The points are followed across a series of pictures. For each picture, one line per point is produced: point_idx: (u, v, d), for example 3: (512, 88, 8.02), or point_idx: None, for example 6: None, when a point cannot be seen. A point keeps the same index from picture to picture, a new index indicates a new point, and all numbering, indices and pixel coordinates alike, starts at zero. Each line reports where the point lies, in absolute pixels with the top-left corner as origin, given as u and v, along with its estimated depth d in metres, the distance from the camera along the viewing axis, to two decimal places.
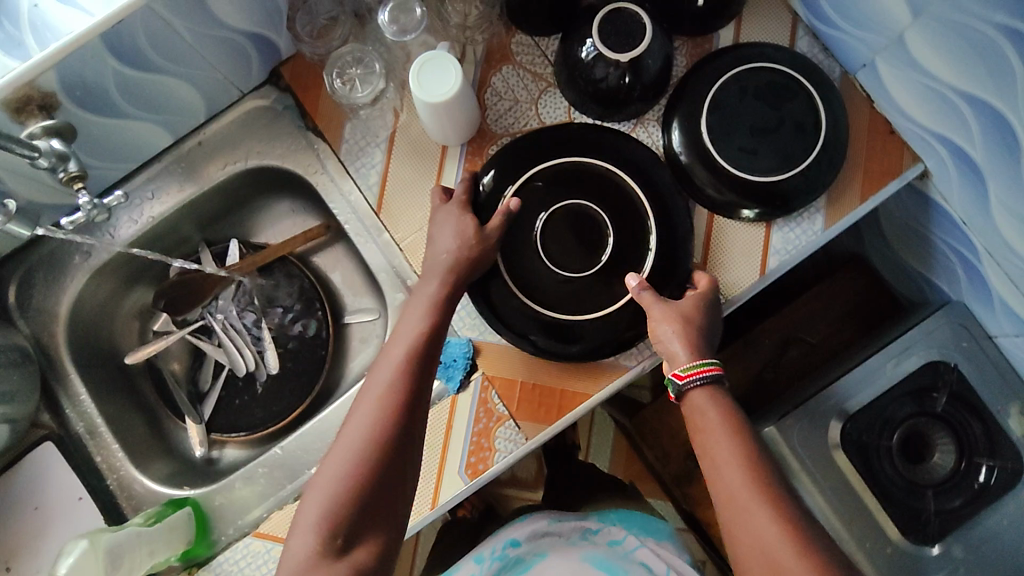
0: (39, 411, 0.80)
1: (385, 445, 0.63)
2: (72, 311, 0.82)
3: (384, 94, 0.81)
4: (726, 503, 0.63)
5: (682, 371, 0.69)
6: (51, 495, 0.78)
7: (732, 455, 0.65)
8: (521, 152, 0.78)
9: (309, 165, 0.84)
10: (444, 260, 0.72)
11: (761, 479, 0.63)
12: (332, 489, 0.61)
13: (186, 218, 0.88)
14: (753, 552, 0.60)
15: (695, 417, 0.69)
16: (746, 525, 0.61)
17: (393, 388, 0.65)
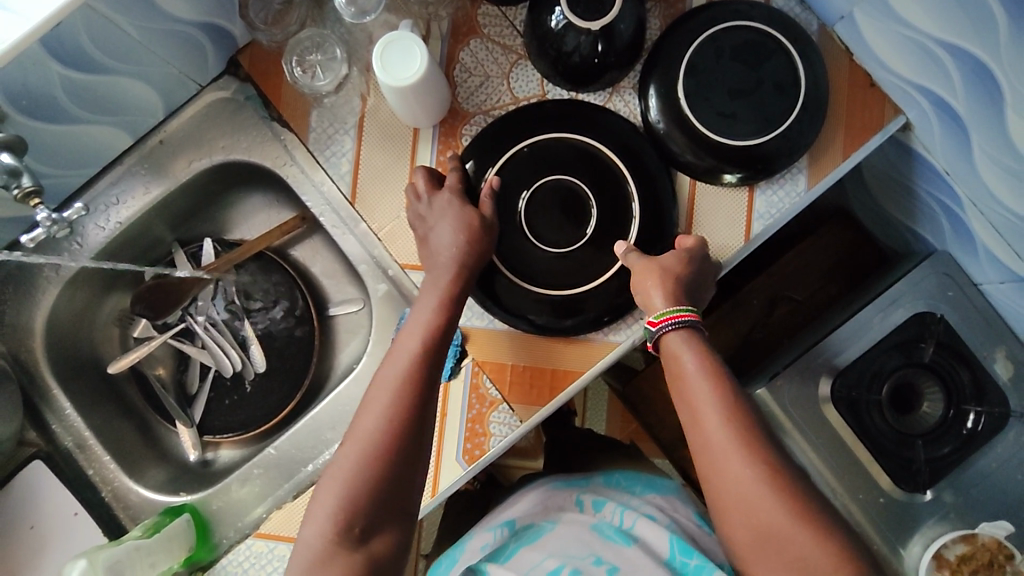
0: (25, 429, 0.79)
1: (402, 436, 0.61)
2: (46, 326, 0.80)
3: (349, 79, 0.77)
4: (702, 448, 0.62)
5: (654, 318, 0.68)
6: (46, 513, 0.77)
7: (710, 401, 0.63)
8: (496, 133, 0.76)
9: (278, 157, 0.82)
10: (452, 256, 0.70)
11: (741, 421, 0.62)
12: (349, 482, 0.59)
13: (154, 221, 0.85)
14: (729, 497, 0.59)
15: (671, 363, 0.66)
16: (720, 473, 0.60)
17: (406, 380, 0.64)
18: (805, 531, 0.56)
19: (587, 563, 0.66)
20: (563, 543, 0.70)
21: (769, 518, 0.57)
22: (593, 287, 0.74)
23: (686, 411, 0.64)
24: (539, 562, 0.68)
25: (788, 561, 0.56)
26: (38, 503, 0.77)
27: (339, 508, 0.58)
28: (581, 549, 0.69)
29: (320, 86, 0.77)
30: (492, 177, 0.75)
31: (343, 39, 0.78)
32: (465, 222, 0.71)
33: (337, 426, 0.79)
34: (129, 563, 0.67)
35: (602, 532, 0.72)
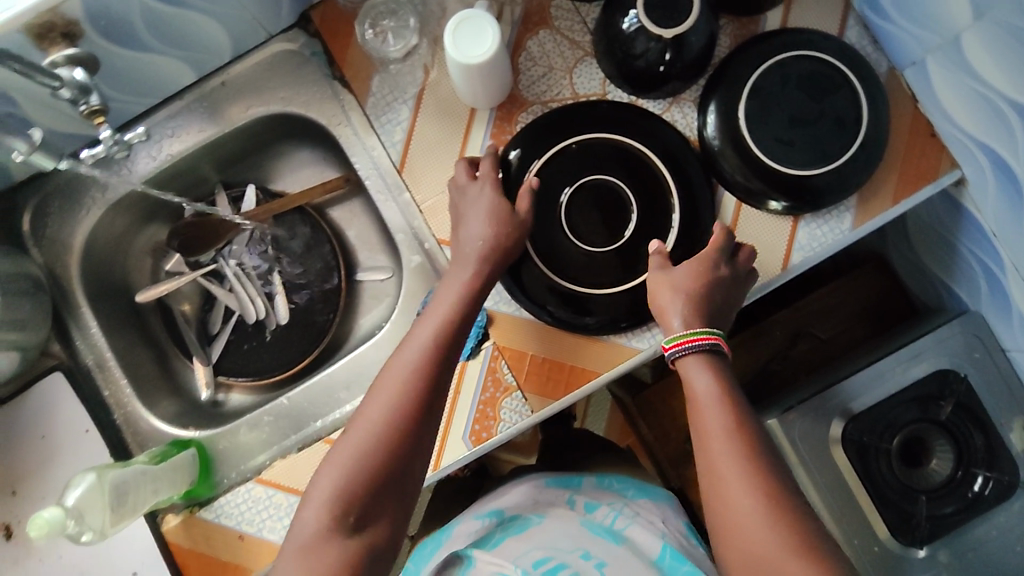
0: (51, 342, 0.79)
1: (406, 422, 0.62)
2: (85, 244, 0.82)
3: (416, 50, 0.79)
4: (707, 473, 0.62)
5: (666, 342, 0.68)
6: (58, 426, 0.75)
7: (720, 426, 0.63)
8: (551, 125, 0.77)
9: (333, 116, 0.82)
10: (478, 247, 0.70)
11: (749, 451, 0.61)
12: (349, 464, 0.60)
13: (203, 160, 0.87)
14: (730, 523, 0.59)
15: (687, 386, 0.66)
16: (726, 500, 0.60)
17: (415, 374, 0.64)
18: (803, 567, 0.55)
19: (575, 557, 0.66)
20: (553, 537, 0.70)
21: (769, 550, 0.56)
22: (618, 291, 0.74)
23: (696, 436, 0.65)
24: (526, 552, 0.67)
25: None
26: (46, 414, 0.75)
27: (337, 490, 0.59)
28: (570, 544, 0.69)
29: (388, 53, 0.78)
30: (536, 170, 0.75)
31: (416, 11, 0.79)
32: (495, 218, 0.71)
33: (350, 386, 0.79)
34: (135, 485, 0.66)
35: (593, 531, 0.72)
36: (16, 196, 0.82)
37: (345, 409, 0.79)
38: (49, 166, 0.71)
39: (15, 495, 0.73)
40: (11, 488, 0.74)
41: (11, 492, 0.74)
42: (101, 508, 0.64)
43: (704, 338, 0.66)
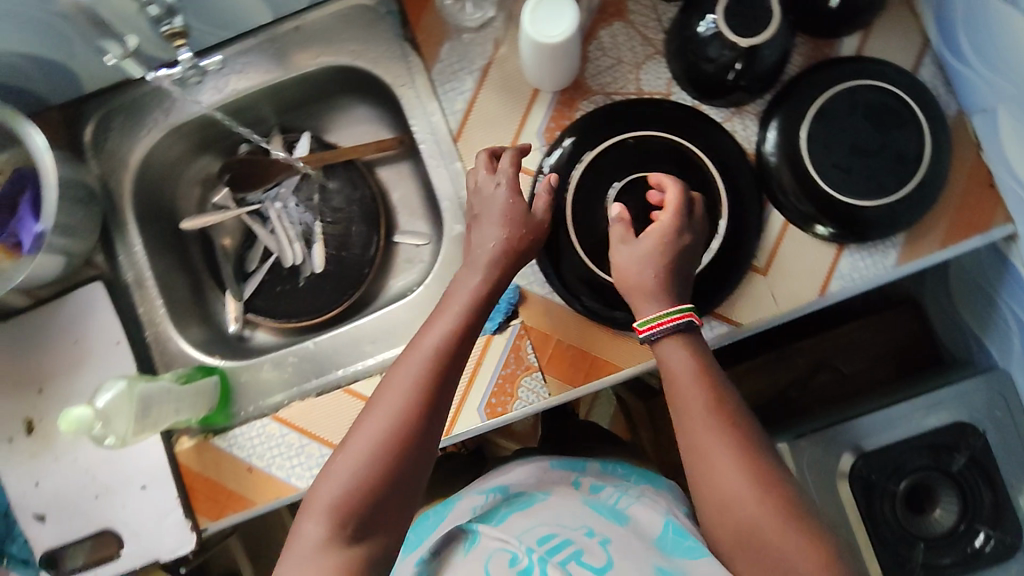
0: (95, 251, 0.80)
1: (411, 432, 0.57)
2: (141, 163, 0.85)
3: (491, 23, 0.79)
4: (691, 459, 0.61)
5: (641, 324, 0.65)
6: (91, 334, 0.77)
7: (701, 408, 0.61)
8: (609, 118, 0.78)
9: (398, 77, 0.83)
10: (490, 251, 0.66)
11: (730, 429, 0.60)
12: (349, 478, 0.56)
13: (264, 100, 0.88)
14: (716, 501, 0.59)
15: (663, 367, 0.64)
16: (711, 481, 0.59)
17: (422, 383, 0.59)
18: (799, 543, 0.55)
19: (579, 533, 0.64)
20: (557, 514, 0.69)
21: (758, 525, 0.57)
22: None
23: (675, 420, 0.63)
24: (528, 528, 0.66)
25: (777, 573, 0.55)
26: (80, 320, 0.77)
27: (335, 503, 0.55)
28: (575, 521, 0.67)
29: (464, 22, 0.80)
30: (587, 161, 0.76)
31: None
32: (513, 219, 0.67)
33: (376, 341, 0.80)
34: (159, 401, 0.69)
35: (599, 510, 0.70)
36: (85, 106, 0.84)
37: (369, 362, 0.80)
38: (137, 73, 0.74)
39: (41, 393, 0.76)
40: (38, 386, 0.76)
41: (38, 390, 0.76)
42: (127, 416, 0.67)
43: (676, 318, 0.63)
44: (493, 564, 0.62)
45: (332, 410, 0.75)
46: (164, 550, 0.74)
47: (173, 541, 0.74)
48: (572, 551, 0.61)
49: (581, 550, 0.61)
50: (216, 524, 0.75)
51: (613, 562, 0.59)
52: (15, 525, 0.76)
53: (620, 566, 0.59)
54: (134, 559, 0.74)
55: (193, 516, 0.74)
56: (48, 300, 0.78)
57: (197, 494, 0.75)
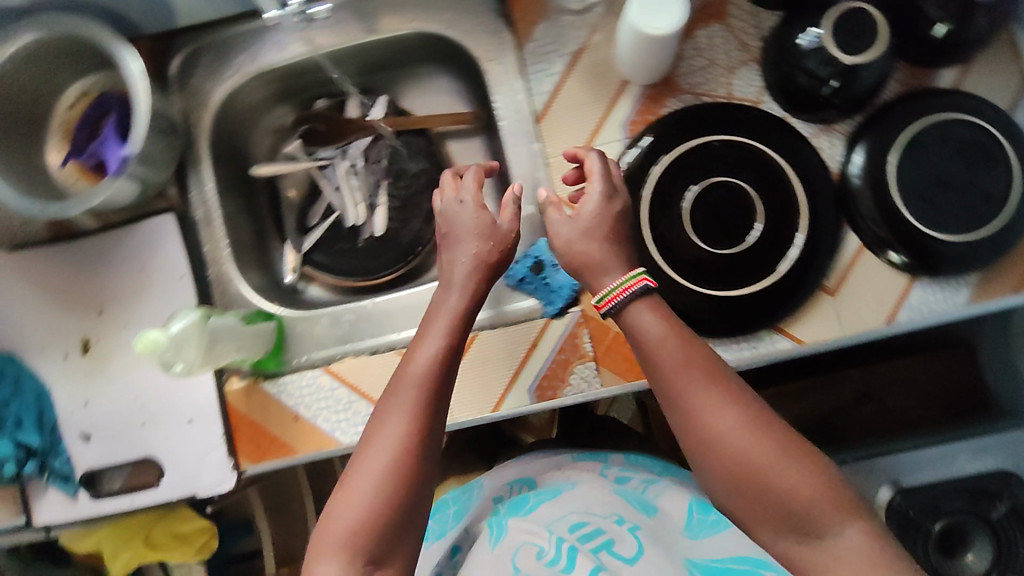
0: (168, 183, 0.80)
1: (414, 456, 0.59)
2: (223, 102, 0.85)
3: (591, 9, 0.78)
4: (681, 421, 0.59)
5: (600, 300, 0.63)
6: (159, 263, 0.77)
7: (686, 365, 0.59)
8: (691, 122, 0.76)
9: (489, 51, 0.81)
10: (465, 267, 0.68)
11: (714, 377, 0.59)
12: (360, 509, 0.57)
13: (346, 59, 0.88)
14: (718, 452, 0.57)
15: (632, 333, 0.62)
16: (710, 434, 0.57)
17: (417, 408, 0.61)
18: (800, 475, 0.55)
19: (608, 521, 0.63)
20: (585, 503, 0.67)
21: (772, 474, 0.55)
22: (719, 296, 0.72)
23: (655, 383, 0.61)
24: (557, 518, 0.64)
25: (785, 512, 0.55)
26: (150, 247, 0.78)
27: (349, 535, 0.56)
28: (602, 509, 0.66)
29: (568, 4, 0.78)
30: (664, 162, 0.74)
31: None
32: (485, 239, 0.69)
33: None
34: (221, 334, 0.71)
35: (626, 498, 0.69)
36: (175, 40, 0.85)
37: None
38: None
39: (100, 316, 0.77)
40: (98, 307, 0.77)
41: (98, 311, 0.77)
42: (195, 343, 0.68)
43: (626, 287, 0.61)
44: (521, 557, 0.60)
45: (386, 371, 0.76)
46: (202, 485, 0.75)
47: (213, 477, 0.75)
48: (600, 542, 0.60)
49: (611, 540, 0.60)
50: (255, 468, 0.76)
51: (644, 551, 0.59)
52: (62, 440, 0.76)
53: (653, 557, 0.58)
54: (172, 490, 0.76)
55: (235, 456, 0.76)
56: (117, 225, 0.79)
57: (240, 435, 0.76)
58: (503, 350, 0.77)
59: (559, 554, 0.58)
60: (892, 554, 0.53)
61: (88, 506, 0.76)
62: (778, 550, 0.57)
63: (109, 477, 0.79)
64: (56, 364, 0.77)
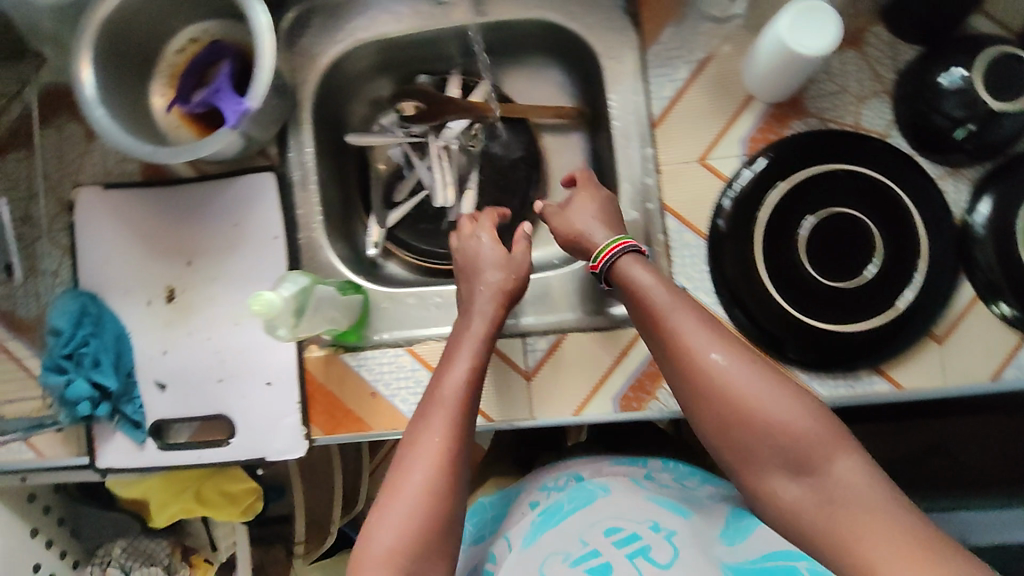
0: (269, 143, 0.78)
1: (453, 470, 0.61)
2: (330, 67, 0.82)
3: (727, 18, 0.74)
4: (676, 363, 0.59)
5: (596, 261, 0.67)
6: (254, 221, 0.76)
7: (683, 312, 0.60)
8: (813, 148, 0.73)
9: (611, 48, 0.78)
10: (487, 292, 0.73)
11: (709, 327, 0.59)
12: (404, 523, 0.58)
13: (451, 38, 0.86)
14: (721, 397, 0.56)
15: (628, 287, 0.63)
16: (710, 377, 0.57)
17: (451, 421, 0.64)
18: (797, 413, 0.55)
19: (642, 526, 0.63)
20: (618, 508, 0.66)
21: (778, 411, 0.55)
22: (824, 331, 0.71)
23: (656, 340, 0.61)
24: (593, 523, 0.64)
25: (779, 446, 0.54)
26: (246, 203, 0.76)
27: (393, 548, 0.57)
28: (636, 513, 0.65)
29: (707, 9, 0.75)
30: (781, 188, 0.72)
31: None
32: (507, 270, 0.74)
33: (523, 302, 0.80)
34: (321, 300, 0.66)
35: (660, 500, 0.67)
36: None
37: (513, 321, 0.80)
38: None
39: (188, 267, 0.76)
40: (187, 258, 0.76)
41: (186, 262, 0.76)
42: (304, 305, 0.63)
43: (621, 240, 0.65)
44: (550, 561, 0.61)
45: None
46: (271, 450, 0.75)
47: (285, 443, 0.75)
48: (635, 547, 0.60)
49: (648, 546, 0.60)
50: (325, 438, 0.75)
51: (681, 557, 0.59)
52: (137, 386, 0.76)
53: (688, 563, 0.58)
54: (239, 451, 0.75)
55: (308, 425, 0.75)
56: (212, 178, 0.77)
57: (315, 404, 0.76)
58: (591, 355, 0.75)
59: (592, 561, 0.59)
60: (889, 491, 0.51)
61: (154, 455, 0.76)
62: (771, 487, 0.55)
63: (176, 429, 0.79)
64: (139, 309, 0.76)
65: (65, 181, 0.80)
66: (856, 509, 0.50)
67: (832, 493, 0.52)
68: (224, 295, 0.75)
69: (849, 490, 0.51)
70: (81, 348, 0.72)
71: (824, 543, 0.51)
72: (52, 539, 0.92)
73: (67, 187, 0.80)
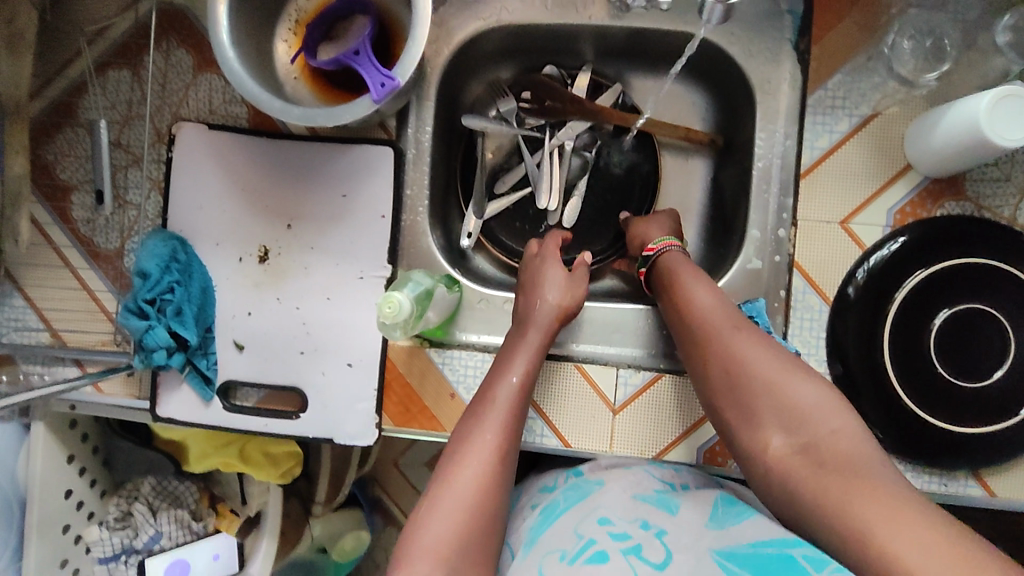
0: (391, 115, 0.73)
1: (503, 475, 0.59)
2: (464, 43, 0.76)
3: (903, 77, 0.69)
4: (705, 350, 0.61)
5: (652, 246, 0.73)
6: (365, 195, 0.72)
7: (713, 303, 0.63)
8: (966, 235, 0.68)
9: (768, 83, 0.73)
10: (550, 309, 0.70)
11: (739, 321, 0.61)
12: (454, 521, 0.55)
13: (590, 36, 0.79)
14: (747, 378, 0.57)
15: (669, 277, 0.68)
16: (737, 357, 0.59)
17: (505, 427, 0.61)
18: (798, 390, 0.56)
19: (633, 526, 0.55)
20: (609, 507, 0.59)
21: (800, 391, 0.56)
22: (935, 428, 0.68)
23: (692, 333, 0.63)
24: (583, 523, 0.57)
25: (781, 416, 0.55)
26: (360, 174, 0.72)
27: (439, 544, 0.53)
28: (627, 512, 0.58)
29: (898, 67, 0.69)
30: (922, 272, 0.68)
31: (929, 31, 0.69)
32: (569, 290, 0.72)
33: (622, 331, 0.76)
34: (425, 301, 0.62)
35: (648, 499, 0.60)
36: None
37: (608, 350, 0.76)
38: None
39: (288, 229, 0.72)
40: (288, 219, 0.72)
41: (286, 224, 0.72)
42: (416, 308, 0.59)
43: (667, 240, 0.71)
44: (546, 560, 0.53)
45: (562, 381, 0.73)
46: (342, 433, 0.72)
47: (355, 429, 0.72)
48: (628, 544, 0.52)
49: (641, 545, 0.52)
50: (394, 430, 0.73)
51: (675, 559, 0.51)
52: (214, 342, 0.73)
53: (683, 565, 0.50)
54: (308, 427, 0.72)
55: (381, 415, 0.72)
56: (326, 140, 0.73)
57: (390, 394, 0.73)
58: (686, 401, 0.72)
59: (586, 552, 0.52)
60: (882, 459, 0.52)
61: (219, 416, 0.73)
62: (773, 455, 0.55)
63: (242, 392, 0.76)
64: (229, 264, 0.72)
65: (165, 110, 0.75)
66: (844, 465, 0.51)
67: (829, 453, 0.52)
68: (320, 266, 0.72)
69: (841, 452, 0.52)
70: (165, 295, 0.69)
71: (830, 510, 0.50)
72: (84, 468, 0.89)
73: (166, 118, 0.75)
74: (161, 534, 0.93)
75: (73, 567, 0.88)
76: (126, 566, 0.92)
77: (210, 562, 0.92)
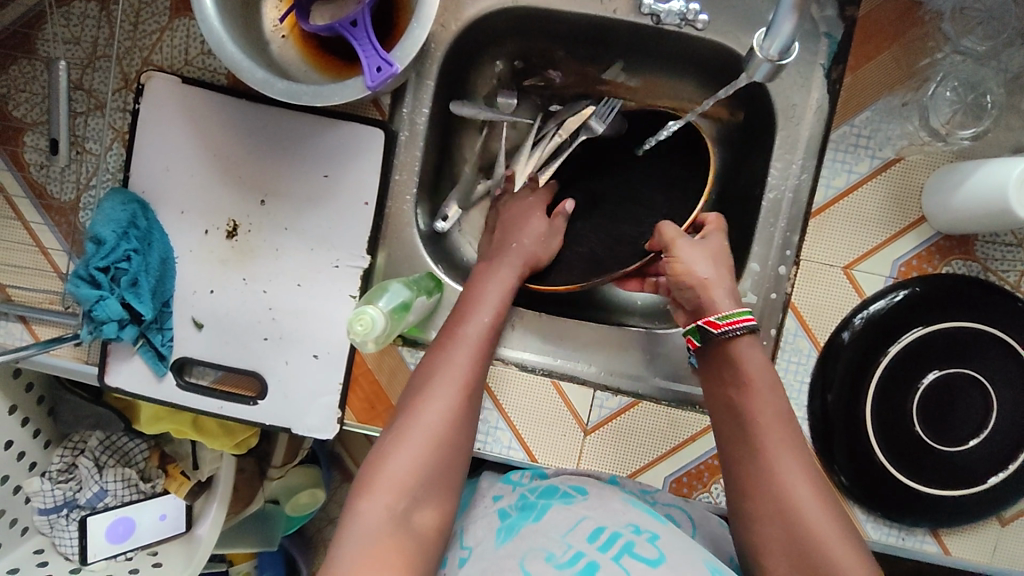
0: (386, 93, 0.67)
1: (470, 404, 0.57)
2: (475, 21, 0.69)
3: (934, 126, 0.65)
4: (750, 468, 0.54)
5: (718, 319, 0.58)
6: (350, 178, 0.67)
7: (770, 412, 0.54)
8: (971, 297, 0.66)
9: (792, 110, 0.69)
10: (516, 251, 0.69)
11: (794, 435, 0.54)
12: (423, 444, 0.53)
13: (612, 31, 0.72)
14: (785, 519, 0.51)
15: (726, 371, 0.57)
16: (774, 495, 0.52)
17: (475, 359, 0.59)
18: (801, 469, 0.52)
19: (624, 530, 0.53)
20: (598, 510, 0.57)
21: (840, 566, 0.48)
22: (904, 486, 0.67)
23: (739, 445, 0.55)
24: (571, 525, 0.54)
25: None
26: (348, 154, 0.67)
27: (402, 477, 0.52)
28: (615, 517, 0.56)
29: (932, 118, 0.65)
30: (921, 331, 0.65)
31: (973, 85, 0.64)
32: (541, 243, 0.71)
33: (602, 350, 0.74)
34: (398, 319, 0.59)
35: (635, 504, 0.60)
36: None
37: (586, 368, 0.73)
38: None
39: (261, 206, 0.67)
40: (261, 195, 0.67)
41: (260, 198, 0.67)
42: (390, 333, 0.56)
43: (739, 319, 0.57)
44: (529, 556, 0.51)
45: (535, 394, 0.71)
46: (301, 425, 0.69)
47: (314, 422, 0.69)
48: (617, 549, 0.50)
49: (631, 543, 0.51)
50: (357, 426, 0.69)
51: (669, 559, 0.50)
52: (171, 317, 0.68)
53: (678, 567, 0.49)
54: (266, 415, 0.69)
55: (343, 410, 0.69)
56: (314, 112, 0.66)
57: (356, 389, 0.69)
58: (659, 430, 0.70)
59: (575, 561, 0.49)
60: None
61: (171, 392, 0.69)
62: None
63: (198, 369, 0.72)
64: (194, 234, 0.67)
65: (134, 54, 0.67)
66: None
67: None
68: (292, 248, 0.67)
69: None
70: (120, 264, 0.63)
71: None
72: (27, 417, 0.85)
73: (136, 63, 0.67)
74: (105, 491, 0.88)
75: (10, 517, 0.84)
76: (66, 520, 0.87)
77: (157, 521, 0.91)
